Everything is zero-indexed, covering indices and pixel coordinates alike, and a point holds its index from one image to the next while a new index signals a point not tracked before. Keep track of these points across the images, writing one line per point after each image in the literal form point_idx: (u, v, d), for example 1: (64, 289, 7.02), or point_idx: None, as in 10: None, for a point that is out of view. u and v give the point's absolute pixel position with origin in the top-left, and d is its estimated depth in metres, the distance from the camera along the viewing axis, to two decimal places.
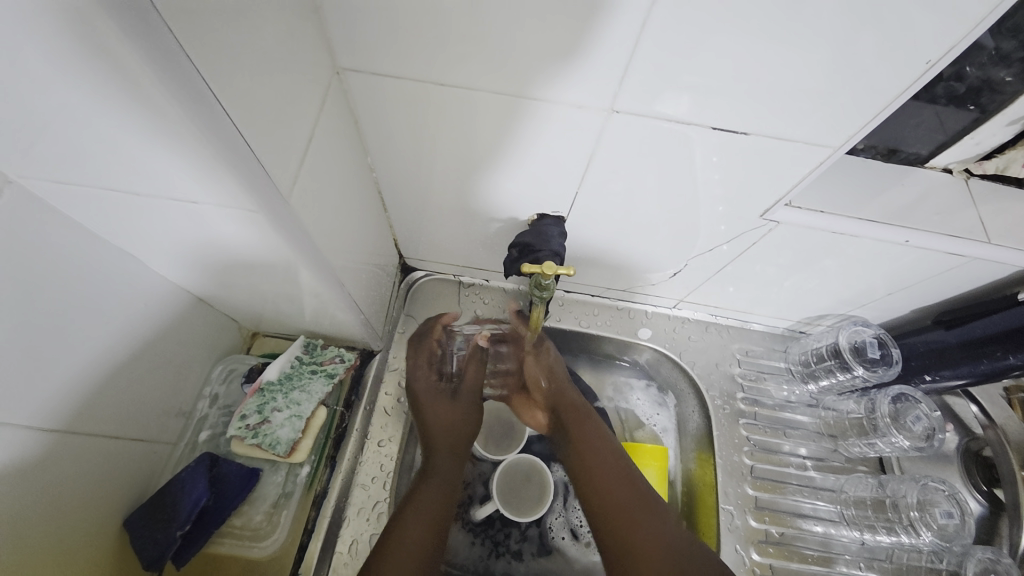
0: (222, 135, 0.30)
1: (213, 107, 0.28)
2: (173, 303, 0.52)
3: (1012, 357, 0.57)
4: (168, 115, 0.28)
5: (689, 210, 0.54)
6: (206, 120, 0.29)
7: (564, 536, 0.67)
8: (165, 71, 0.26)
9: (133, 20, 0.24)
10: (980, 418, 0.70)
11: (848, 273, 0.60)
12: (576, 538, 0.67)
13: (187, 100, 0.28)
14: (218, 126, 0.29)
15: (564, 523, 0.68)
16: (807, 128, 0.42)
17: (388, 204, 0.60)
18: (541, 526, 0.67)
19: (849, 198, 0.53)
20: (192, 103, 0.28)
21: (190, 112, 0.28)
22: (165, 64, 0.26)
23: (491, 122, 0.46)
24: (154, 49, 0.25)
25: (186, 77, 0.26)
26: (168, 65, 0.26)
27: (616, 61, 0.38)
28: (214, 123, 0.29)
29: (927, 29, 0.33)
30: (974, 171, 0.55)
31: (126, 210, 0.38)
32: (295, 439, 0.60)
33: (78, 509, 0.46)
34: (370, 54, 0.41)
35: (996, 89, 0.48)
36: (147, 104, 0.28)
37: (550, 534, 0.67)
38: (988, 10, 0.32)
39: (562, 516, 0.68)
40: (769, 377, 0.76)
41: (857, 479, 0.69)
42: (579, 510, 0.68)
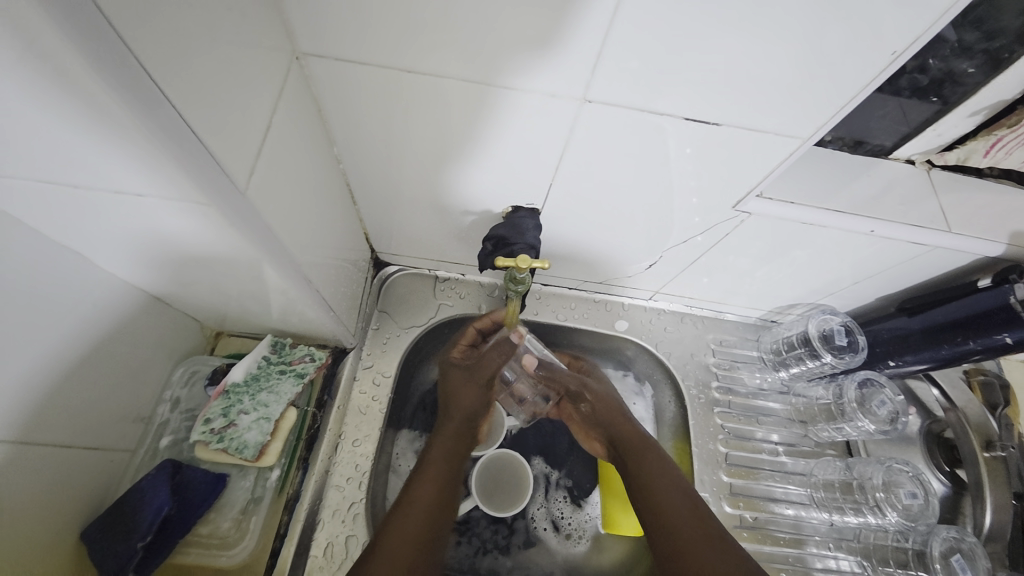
0: (164, 122, 0.28)
1: (152, 92, 0.26)
2: (126, 303, 0.49)
3: (971, 342, 0.59)
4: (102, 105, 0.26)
5: (664, 201, 0.54)
6: (150, 108, 0.27)
7: (546, 526, 0.67)
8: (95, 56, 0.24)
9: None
10: (941, 402, 0.73)
11: (816, 263, 0.62)
12: (558, 529, 0.67)
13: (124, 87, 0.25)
14: (159, 113, 0.27)
15: (546, 514, 0.68)
16: (779, 119, 0.42)
17: (357, 197, 0.58)
18: (526, 520, 0.67)
19: (818, 189, 0.54)
20: (131, 89, 0.25)
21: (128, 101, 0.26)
22: (96, 45, 0.23)
23: (462, 110, 0.44)
24: (79, 30, 0.23)
25: (119, 59, 0.24)
26: (100, 45, 0.23)
27: (589, 49, 0.37)
28: (153, 109, 0.27)
29: (895, 19, 0.34)
30: (935, 162, 0.56)
31: (65, 205, 0.35)
32: (263, 442, 0.58)
33: (32, 526, 0.43)
34: (332, 37, 0.39)
35: (958, 81, 0.49)
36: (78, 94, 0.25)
37: (533, 525, 0.67)
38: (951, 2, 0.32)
39: (544, 507, 0.68)
40: (743, 366, 0.77)
41: (826, 462, 0.71)
42: (560, 501, 0.68)
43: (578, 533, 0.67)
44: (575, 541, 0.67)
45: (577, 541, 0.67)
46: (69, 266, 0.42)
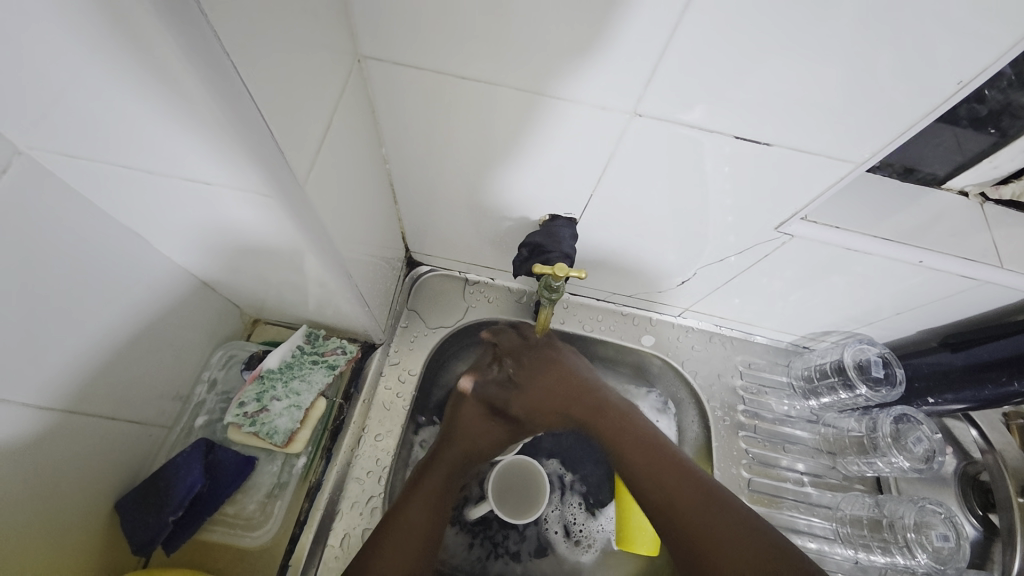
0: (242, 112, 0.29)
1: (236, 85, 0.28)
2: (177, 285, 0.51)
3: (1016, 382, 0.56)
4: (187, 90, 0.28)
5: (702, 219, 0.53)
6: (229, 100, 0.28)
7: (557, 531, 0.67)
8: (190, 48, 0.26)
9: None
10: (980, 443, 0.70)
11: (856, 290, 0.60)
12: (568, 535, 0.67)
13: (211, 79, 0.27)
14: (238, 104, 0.28)
15: (559, 518, 0.67)
16: (830, 141, 0.41)
17: (398, 197, 0.60)
18: (540, 526, 0.67)
19: (864, 215, 0.52)
20: (214, 79, 0.27)
21: (213, 92, 0.28)
22: (189, 34, 0.25)
23: (510, 118, 0.45)
24: (182, 23, 0.25)
25: (211, 54, 0.26)
26: (196, 37, 0.25)
27: (642, 65, 0.38)
28: (234, 100, 0.28)
29: (955, 50, 0.33)
30: (990, 196, 0.54)
31: (133, 187, 0.37)
32: (293, 429, 0.59)
33: (72, 489, 0.46)
34: (393, 42, 0.40)
35: (1018, 113, 0.47)
36: (169, 77, 0.27)
37: (545, 527, 0.67)
38: (1014, 40, 0.32)
39: (557, 509, 0.68)
40: (770, 392, 0.75)
41: (854, 497, 0.68)
42: (574, 505, 0.68)
43: (588, 542, 0.67)
44: (582, 549, 0.66)
45: (585, 549, 0.66)
46: (131, 245, 0.44)
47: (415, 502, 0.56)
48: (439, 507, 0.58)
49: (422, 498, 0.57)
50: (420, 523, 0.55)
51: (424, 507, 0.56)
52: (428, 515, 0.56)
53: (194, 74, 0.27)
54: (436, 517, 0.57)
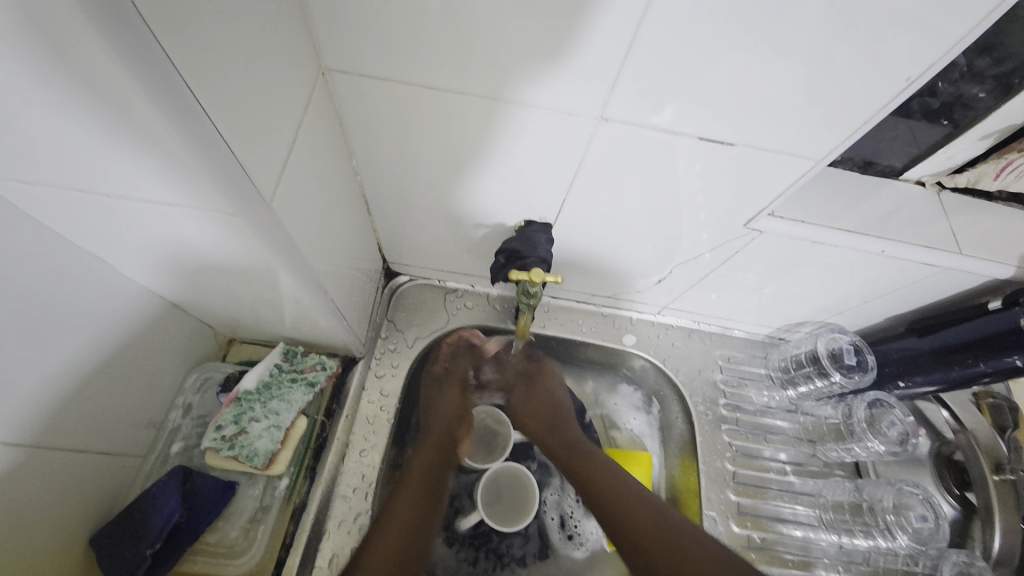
0: (199, 133, 0.29)
1: (191, 106, 0.28)
2: (145, 308, 0.49)
3: (981, 364, 0.58)
4: (141, 120, 0.27)
5: (675, 219, 0.54)
6: (186, 122, 0.28)
7: (554, 518, 0.68)
8: (143, 73, 0.25)
9: (111, 19, 0.23)
10: (951, 423, 0.72)
11: (824, 281, 0.62)
12: (563, 527, 0.68)
13: (168, 104, 0.27)
14: (195, 124, 0.28)
15: (556, 504, 0.68)
16: (792, 137, 0.42)
17: (372, 208, 0.59)
18: (540, 520, 0.67)
19: (828, 208, 0.54)
20: (171, 102, 0.27)
21: (171, 118, 0.27)
22: (142, 57, 0.25)
23: (479, 126, 0.45)
24: (134, 50, 0.24)
25: (166, 76, 0.26)
26: (149, 64, 0.25)
27: (607, 69, 0.38)
28: (191, 121, 0.28)
29: (904, 42, 0.34)
30: (946, 184, 0.57)
31: (92, 212, 0.36)
32: (273, 450, 0.58)
33: (45, 527, 0.44)
34: (357, 53, 0.40)
35: (969, 105, 0.49)
36: (129, 112, 0.27)
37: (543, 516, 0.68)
38: (968, 27, 0.33)
39: (556, 496, 0.69)
40: (750, 384, 0.77)
41: (835, 484, 0.70)
42: (573, 498, 0.69)
43: (580, 539, 0.67)
44: (574, 545, 0.67)
45: (577, 546, 0.67)
46: (96, 271, 0.43)
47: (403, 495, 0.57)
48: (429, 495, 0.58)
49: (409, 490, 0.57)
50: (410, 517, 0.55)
51: (411, 500, 0.57)
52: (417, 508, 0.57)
53: (156, 110, 0.27)
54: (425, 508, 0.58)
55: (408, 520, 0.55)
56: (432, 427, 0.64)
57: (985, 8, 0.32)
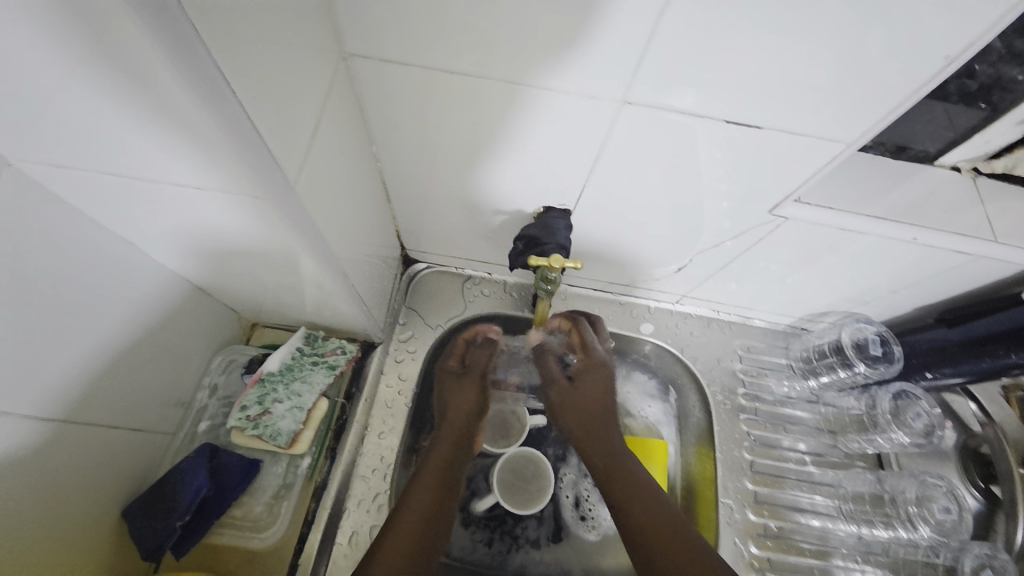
0: (228, 115, 0.29)
1: (221, 87, 0.27)
2: (172, 292, 0.51)
3: (1013, 355, 0.56)
4: (170, 102, 0.27)
5: (697, 206, 0.54)
6: (213, 104, 0.28)
7: (568, 497, 0.69)
8: (174, 56, 0.25)
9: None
10: (979, 417, 0.71)
11: (850, 270, 0.60)
12: (576, 508, 0.68)
13: (197, 86, 0.27)
14: (223, 107, 0.28)
15: (573, 484, 0.69)
16: (820, 120, 0.41)
17: (391, 195, 0.60)
18: (555, 502, 0.68)
19: (858, 194, 0.52)
20: (200, 83, 0.27)
21: (201, 101, 0.28)
22: (173, 37, 0.25)
23: (499, 110, 0.45)
24: (166, 29, 0.24)
25: (197, 59, 0.26)
26: (179, 43, 0.25)
27: (630, 51, 0.37)
28: (220, 103, 0.28)
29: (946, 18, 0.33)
30: (982, 170, 0.55)
31: (120, 196, 0.37)
32: (296, 430, 0.59)
33: (78, 499, 0.46)
34: (379, 38, 0.40)
35: (1008, 87, 0.47)
36: (160, 94, 0.27)
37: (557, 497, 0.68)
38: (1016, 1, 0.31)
39: (573, 477, 0.69)
40: (770, 374, 0.76)
41: (855, 475, 0.69)
42: (590, 481, 0.69)
43: (593, 522, 0.67)
44: (587, 527, 0.67)
45: (589, 529, 0.67)
46: (124, 254, 0.44)
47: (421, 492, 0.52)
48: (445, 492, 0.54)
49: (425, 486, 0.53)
50: (424, 508, 0.51)
51: (426, 495, 0.52)
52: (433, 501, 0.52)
53: (188, 91, 0.27)
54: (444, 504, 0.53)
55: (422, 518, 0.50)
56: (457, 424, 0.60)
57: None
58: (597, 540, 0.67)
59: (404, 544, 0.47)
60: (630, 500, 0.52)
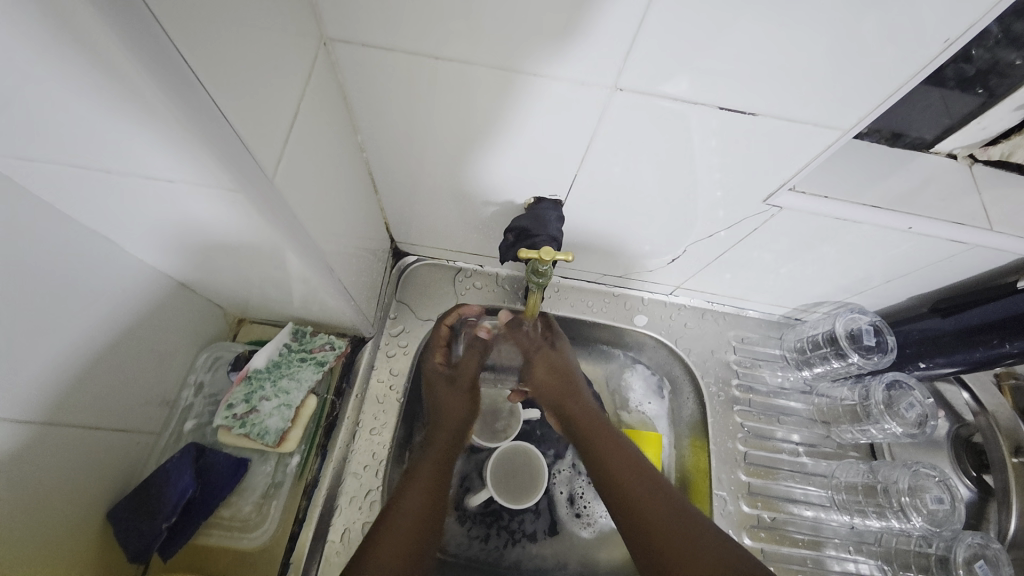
0: (195, 104, 0.27)
1: (186, 75, 0.26)
2: (152, 289, 0.49)
3: (1007, 344, 0.56)
4: (129, 90, 0.26)
5: (690, 196, 0.53)
6: (181, 93, 0.27)
7: (562, 493, 0.68)
8: (136, 43, 0.24)
9: None
10: (971, 405, 0.71)
11: (844, 260, 0.60)
12: (571, 504, 0.68)
13: (162, 74, 0.25)
14: (191, 96, 0.27)
15: (568, 481, 0.69)
16: (817, 107, 0.40)
17: (379, 186, 0.58)
18: (550, 496, 0.68)
19: (853, 183, 0.52)
20: (162, 69, 0.25)
21: (167, 90, 0.26)
22: (126, 20, 0.23)
23: (486, 97, 0.43)
24: (122, 13, 0.23)
25: (159, 46, 0.24)
26: (135, 28, 0.23)
27: (622, 35, 0.36)
28: (185, 91, 0.27)
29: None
30: (978, 157, 0.54)
31: (91, 191, 0.36)
32: (284, 428, 0.58)
33: (63, 502, 0.45)
34: (360, 22, 0.38)
35: (1005, 72, 0.47)
36: (124, 84, 0.26)
37: (553, 492, 0.68)
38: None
39: (568, 473, 0.69)
40: (764, 364, 0.76)
41: (848, 465, 0.69)
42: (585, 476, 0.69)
43: (588, 519, 0.67)
44: (582, 524, 0.67)
45: (585, 526, 0.67)
46: (101, 251, 0.43)
47: (415, 489, 0.54)
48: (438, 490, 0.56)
49: (418, 486, 0.55)
50: (419, 508, 0.52)
51: (420, 495, 0.54)
52: (427, 501, 0.54)
53: (149, 77, 0.25)
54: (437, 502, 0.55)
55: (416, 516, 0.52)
56: (447, 424, 0.62)
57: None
58: (590, 538, 0.66)
59: (402, 541, 0.49)
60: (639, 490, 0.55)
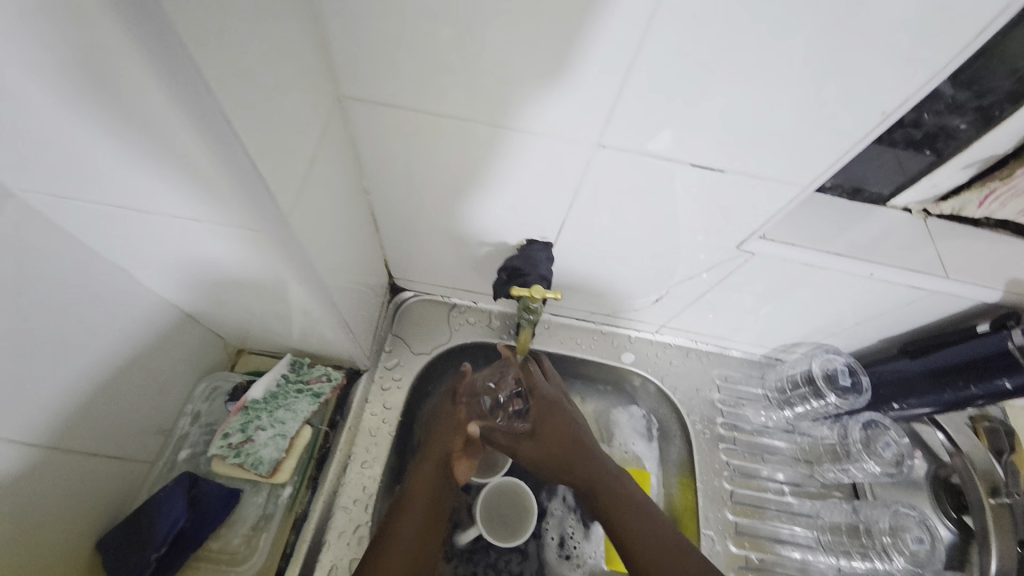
0: (235, 161, 0.31)
1: (233, 140, 0.29)
2: (161, 318, 0.52)
3: (972, 387, 0.59)
4: (178, 143, 0.30)
5: (671, 240, 0.57)
6: (223, 149, 0.30)
7: (554, 537, 0.68)
8: (189, 107, 0.27)
9: (170, 64, 0.25)
10: (947, 446, 0.73)
11: (817, 303, 0.63)
12: (562, 546, 0.68)
13: (210, 135, 0.29)
14: (233, 154, 0.30)
15: (558, 524, 0.69)
16: (780, 164, 0.45)
17: (380, 225, 0.62)
18: (539, 539, 0.68)
19: (819, 233, 0.56)
20: (210, 132, 0.29)
21: (210, 143, 0.30)
22: (190, 95, 0.27)
23: (483, 150, 0.48)
24: (185, 86, 0.26)
25: (211, 114, 0.28)
26: (195, 102, 0.27)
27: (606, 96, 0.41)
28: (229, 150, 0.30)
29: (890, 69, 0.36)
30: (931, 211, 0.59)
31: (119, 227, 0.39)
32: (279, 458, 0.59)
33: (52, 529, 0.45)
34: (374, 82, 0.43)
35: (951, 135, 0.52)
36: (172, 133, 0.29)
37: (543, 534, 0.68)
38: (955, 51, 0.35)
39: (558, 516, 0.69)
40: (747, 403, 0.78)
41: (832, 504, 0.70)
42: (574, 517, 0.69)
43: (579, 560, 0.67)
44: (572, 565, 0.67)
45: (575, 567, 0.67)
46: (119, 282, 0.45)
47: (408, 517, 0.57)
48: (431, 521, 0.58)
49: (414, 515, 0.57)
50: (412, 540, 0.55)
51: (415, 523, 0.57)
52: (421, 531, 0.56)
53: (198, 137, 0.29)
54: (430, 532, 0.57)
55: (410, 547, 0.55)
56: (439, 452, 0.63)
57: (972, 30, 0.33)
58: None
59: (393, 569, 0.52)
60: (632, 528, 0.56)
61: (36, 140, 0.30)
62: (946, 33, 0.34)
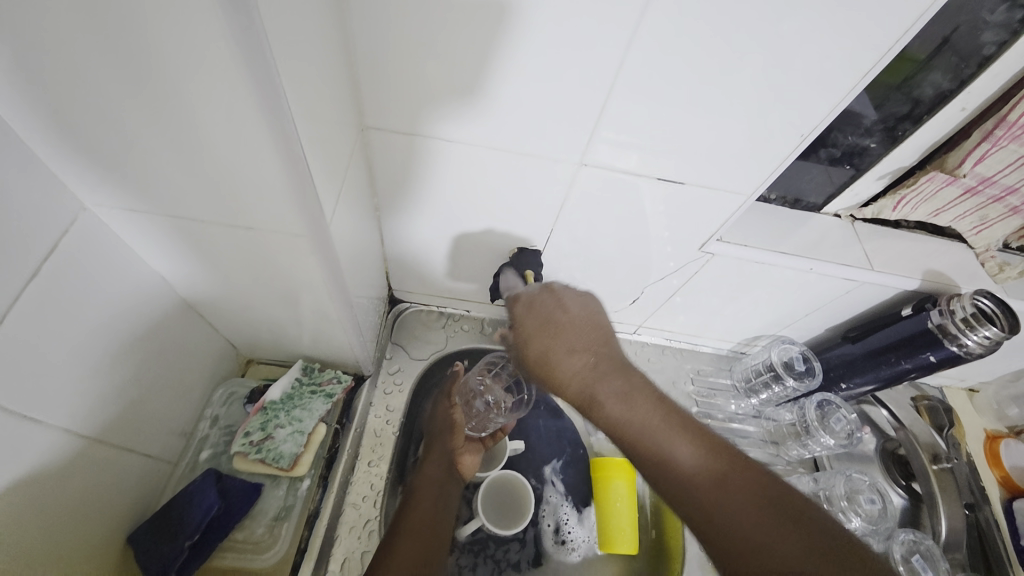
0: (299, 182, 0.37)
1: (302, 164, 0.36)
2: (189, 324, 0.56)
3: (904, 361, 0.69)
4: (257, 171, 0.36)
5: (644, 246, 0.65)
6: (295, 175, 0.36)
7: (549, 525, 0.73)
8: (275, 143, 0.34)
9: (269, 110, 0.32)
10: (891, 422, 0.83)
11: (772, 298, 0.73)
12: (557, 535, 0.72)
13: (289, 164, 0.35)
14: (300, 177, 0.37)
15: (552, 513, 0.74)
16: (728, 178, 0.54)
17: (385, 240, 0.68)
18: (536, 527, 0.72)
19: (768, 235, 0.66)
20: (288, 161, 0.35)
21: (288, 173, 0.36)
22: (279, 132, 0.33)
23: (481, 170, 0.56)
24: (275, 126, 0.33)
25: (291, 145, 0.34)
26: (283, 137, 0.33)
27: (586, 124, 0.49)
28: (299, 174, 0.36)
29: (807, 103, 0.46)
30: (857, 216, 0.70)
31: (171, 238, 0.45)
32: (298, 452, 0.63)
33: (87, 521, 0.48)
34: (389, 115, 0.50)
35: (865, 153, 0.63)
36: (256, 166, 0.35)
37: (540, 523, 0.73)
38: (853, 82, 0.44)
39: (551, 506, 0.74)
40: (719, 394, 0.86)
41: (795, 478, 0.78)
42: (567, 506, 0.75)
43: (573, 544, 0.72)
44: (568, 550, 0.72)
45: (570, 551, 0.72)
46: (160, 289, 0.51)
47: (417, 514, 0.60)
48: (438, 515, 0.61)
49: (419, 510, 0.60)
50: (421, 533, 0.58)
51: (424, 516, 0.60)
52: (430, 524, 0.60)
53: (279, 163, 0.35)
54: (438, 525, 0.61)
55: (420, 537, 0.58)
56: (440, 450, 0.68)
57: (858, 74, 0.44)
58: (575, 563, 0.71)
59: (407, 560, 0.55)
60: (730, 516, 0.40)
61: (119, 163, 0.36)
62: (843, 72, 0.43)
